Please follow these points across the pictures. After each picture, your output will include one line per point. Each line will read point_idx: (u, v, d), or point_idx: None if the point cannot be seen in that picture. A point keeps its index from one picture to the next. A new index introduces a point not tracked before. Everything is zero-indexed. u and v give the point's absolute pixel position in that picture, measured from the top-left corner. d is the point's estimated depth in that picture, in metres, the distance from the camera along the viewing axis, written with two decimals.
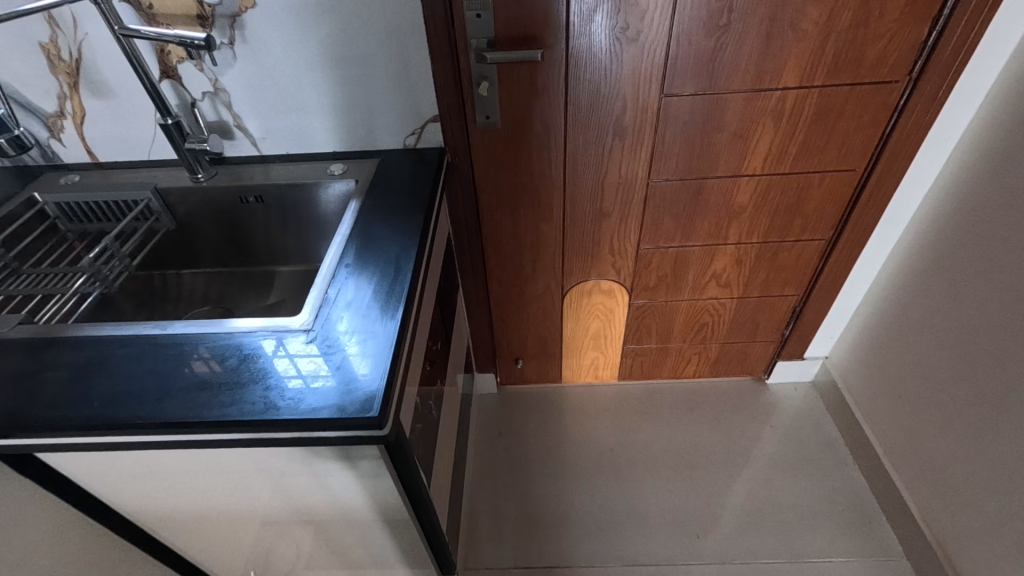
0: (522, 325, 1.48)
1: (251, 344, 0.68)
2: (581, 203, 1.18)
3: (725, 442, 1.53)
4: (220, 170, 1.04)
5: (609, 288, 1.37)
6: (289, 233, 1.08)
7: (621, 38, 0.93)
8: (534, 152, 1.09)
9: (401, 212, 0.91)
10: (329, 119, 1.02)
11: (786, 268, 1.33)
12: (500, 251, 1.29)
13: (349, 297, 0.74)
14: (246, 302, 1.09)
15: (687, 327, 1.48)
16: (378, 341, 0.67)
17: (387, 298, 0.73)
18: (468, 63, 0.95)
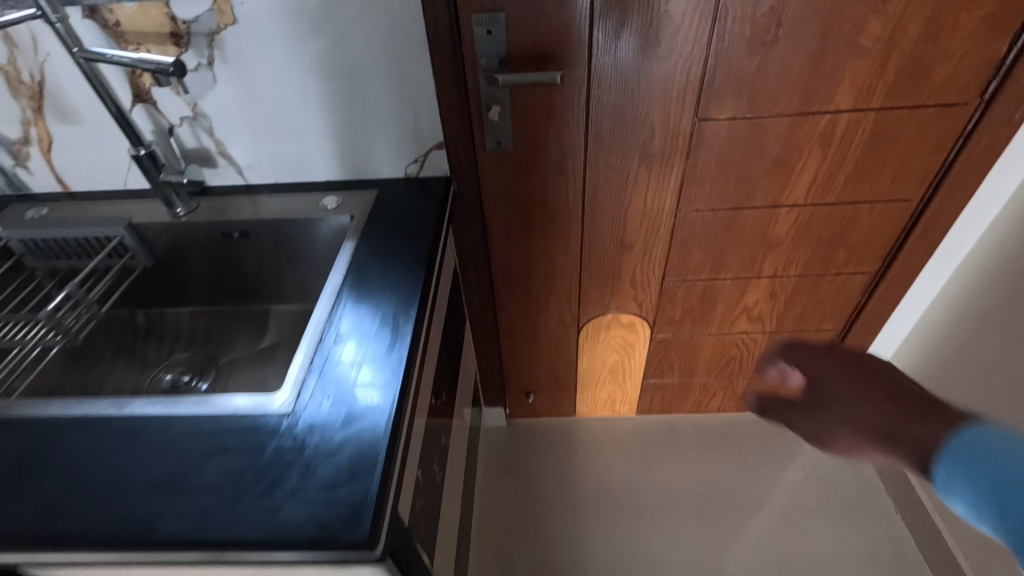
0: (534, 359, 1.37)
1: (220, 429, 0.58)
2: (602, 234, 1.07)
3: (753, 485, 1.42)
4: (202, 203, 0.94)
5: (631, 322, 1.25)
6: (280, 271, 0.98)
7: (652, 56, 0.82)
8: (550, 181, 0.98)
9: (400, 256, 0.80)
10: (321, 145, 0.92)
11: (825, 302, 1.21)
12: (511, 284, 1.18)
13: (345, 330, 0.68)
14: (238, 345, 0.98)
15: (713, 362, 1.37)
16: (378, 414, 0.58)
17: (384, 365, 0.63)
18: (477, 85, 0.84)
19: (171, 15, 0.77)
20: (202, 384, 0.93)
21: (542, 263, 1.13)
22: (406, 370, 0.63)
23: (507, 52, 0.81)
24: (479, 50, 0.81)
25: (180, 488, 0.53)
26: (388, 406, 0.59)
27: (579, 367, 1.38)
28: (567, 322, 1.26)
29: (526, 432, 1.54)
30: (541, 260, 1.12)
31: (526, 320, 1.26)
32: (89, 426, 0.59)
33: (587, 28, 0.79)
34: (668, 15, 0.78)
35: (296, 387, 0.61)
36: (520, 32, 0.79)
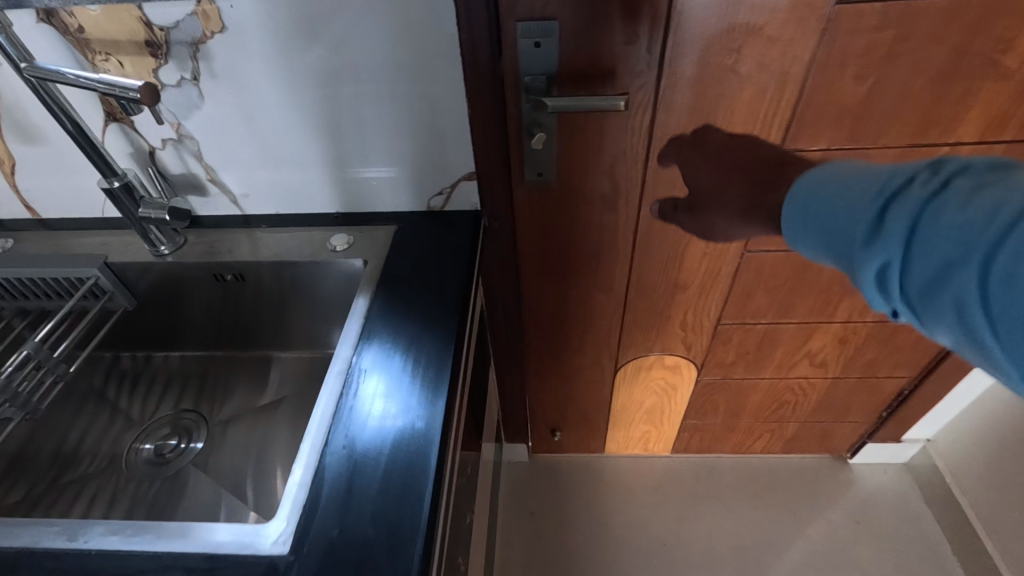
0: (564, 398, 1.24)
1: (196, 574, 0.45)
2: (653, 274, 0.92)
3: (802, 539, 1.29)
4: (190, 237, 0.81)
5: (677, 365, 1.11)
6: (281, 315, 0.84)
7: (739, 76, 0.66)
8: (597, 216, 0.83)
9: (423, 319, 0.66)
10: (330, 173, 0.78)
11: (900, 348, 1.06)
12: (543, 323, 1.04)
13: (354, 418, 0.56)
14: (236, 399, 0.86)
15: (764, 405, 1.23)
16: (408, 546, 0.47)
17: (407, 474, 0.51)
18: (517, 108, 0.69)
19: (145, 20, 0.62)
20: (194, 445, 0.82)
21: (580, 303, 0.99)
22: (436, 492, 0.50)
23: (558, 69, 0.66)
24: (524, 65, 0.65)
25: None
26: (418, 526, 0.48)
27: (613, 407, 1.25)
28: (604, 363, 1.12)
29: (549, 469, 1.42)
30: (578, 300, 0.98)
31: (557, 359, 1.13)
32: (35, 562, 0.46)
33: (660, 41, 0.63)
34: (764, 26, 0.62)
35: (295, 512, 0.49)
36: (576, 45, 0.64)
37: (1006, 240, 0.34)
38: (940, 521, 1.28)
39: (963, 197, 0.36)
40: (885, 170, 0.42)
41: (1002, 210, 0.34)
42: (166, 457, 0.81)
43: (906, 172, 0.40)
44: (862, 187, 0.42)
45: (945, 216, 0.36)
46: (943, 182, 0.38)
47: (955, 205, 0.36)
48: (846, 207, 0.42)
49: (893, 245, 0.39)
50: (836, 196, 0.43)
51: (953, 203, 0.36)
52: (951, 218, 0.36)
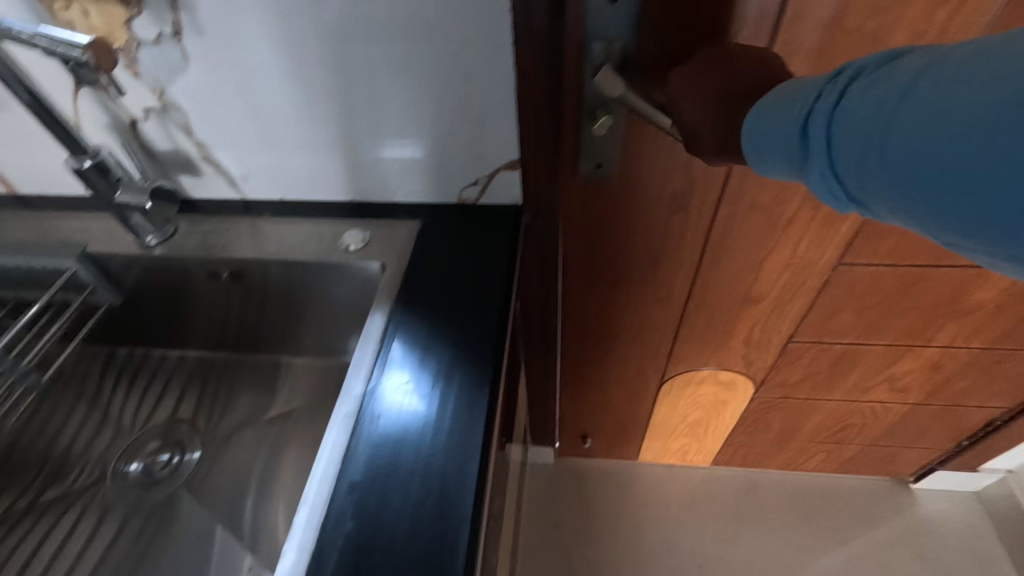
0: (599, 407, 1.11)
1: None
2: (721, 285, 0.78)
3: (855, 571, 1.17)
4: (182, 226, 0.69)
5: (733, 380, 0.98)
6: (287, 319, 0.73)
7: (881, 46, 0.52)
8: (662, 220, 0.69)
9: (452, 347, 0.54)
10: (342, 156, 0.64)
11: (1003, 377, 0.91)
12: (584, 331, 0.91)
13: (364, 465, 0.46)
14: (240, 409, 0.77)
15: (825, 427, 1.09)
16: None
17: (433, 549, 0.41)
18: (577, 84, 0.55)
19: None
20: (190, 457, 0.73)
21: (629, 313, 0.85)
22: None
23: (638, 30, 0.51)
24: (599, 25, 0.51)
25: None
26: None
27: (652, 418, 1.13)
28: (650, 374, 0.99)
29: (577, 474, 1.32)
30: (627, 309, 0.84)
31: (596, 369, 1.00)
32: None
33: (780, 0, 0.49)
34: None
35: None
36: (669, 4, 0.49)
37: (909, 121, 0.29)
38: (1014, 563, 1.15)
39: (868, 89, 0.32)
40: (801, 87, 0.37)
41: (893, 99, 0.30)
42: (158, 475, 0.72)
43: (813, 83, 0.36)
44: (778, 105, 0.37)
45: (851, 115, 0.32)
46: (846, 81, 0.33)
47: (859, 102, 0.32)
48: (768, 126, 0.37)
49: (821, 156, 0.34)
50: (757, 119, 0.38)
51: (860, 98, 0.32)
52: (858, 118, 0.32)
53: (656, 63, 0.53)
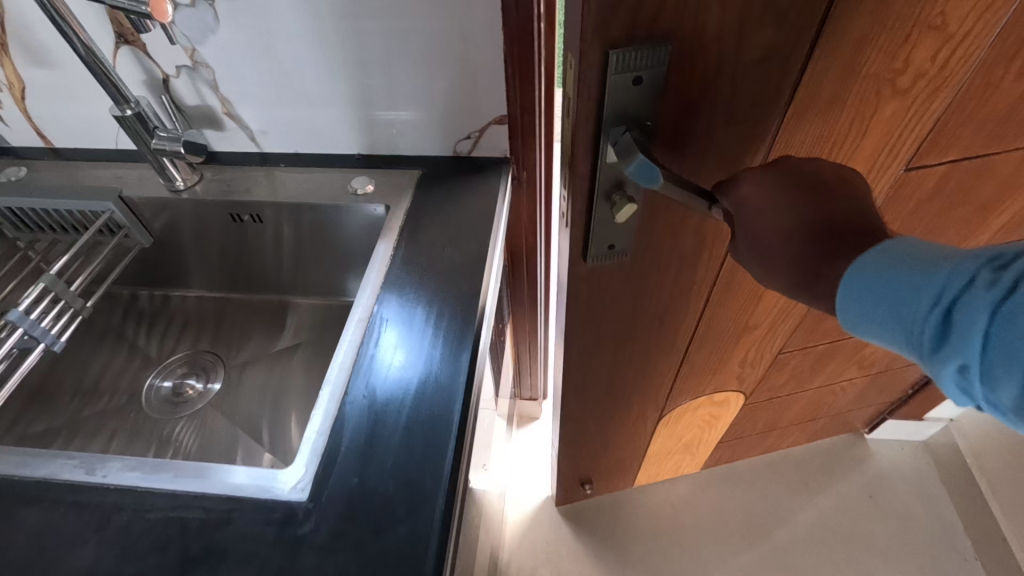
0: (601, 452, 1.11)
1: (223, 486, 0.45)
2: (721, 324, 0.81)
3: (812, 513, 1.29)
4: (207, 174, 0.78)
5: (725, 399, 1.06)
6: (299, 262, 0.82)
7: (890, 87, 0.50)
8: (669, 281, 0.68)
9: (445, 270, 0.63)
10: (350, 111, 0.73)
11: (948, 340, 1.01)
12: (591, 392, 0.90)
13: (378, 365, 0.54)
14: (252, 343, 0.85)
15: (808, 410, 1.20)
16: (423, 477, 0.46)
17: (432, 413, 0.50)
18: (588, 166, 0.52)
19: None
20: (212, 386, 0.82)
21: (636, 365, 0.85)
22: (459, 449, 0.48)
23: (662, 113, 0.47)
24: (621, 107, 0.46)
25: None
26: (438, 459, 0.47)
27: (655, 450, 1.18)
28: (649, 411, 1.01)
29: (575, 515, 1.31)
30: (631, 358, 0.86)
31: (600, 421, 1.00)
32: (53, 494, 0.45)
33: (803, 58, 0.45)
34: (940, 20, 0.45)
35: (314, 459, 0.47)
36: (689, 82, 0.45)
37: None
38: (954, 500, 1.28)
39: None
40: (947, 260, 0.35)
41: None
42: (183, 396, 0.81)
43: (970, 258, 0.34)
44: (920, 267, 0.36)
45: (1020, 325, 0.30)
46: (1013, 279, 0.31)
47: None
48: (898, 293, 0.36)
49: (962, 348, 0.33)
50: (884, 276, 0.37)
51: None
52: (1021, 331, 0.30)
53: (676, 138, 0.49)
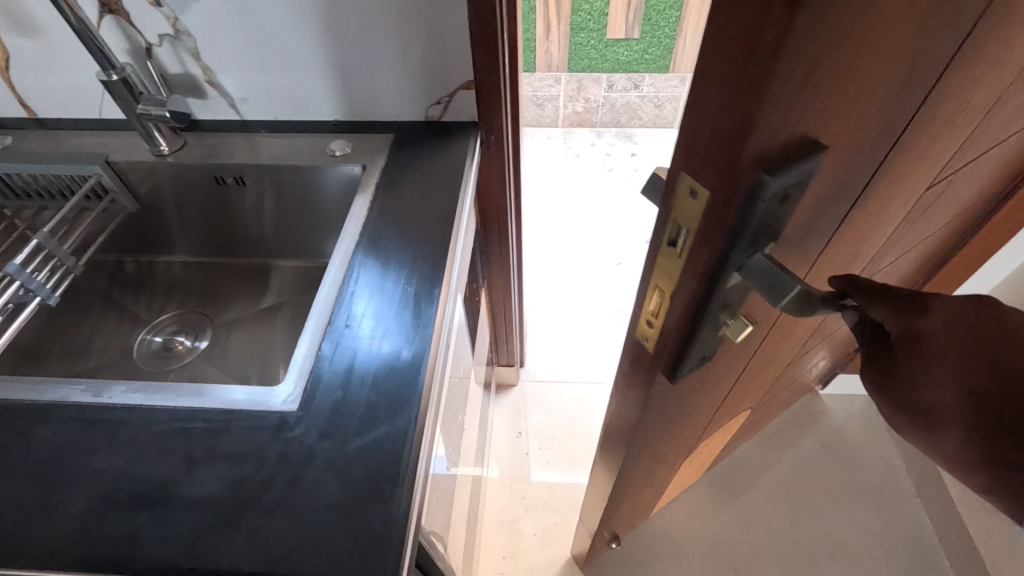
0: (633, 507, 0.97)
1: (220, 404, 0.50)
2: (758, 366, 0.70)
3: (771, 464, 1.39)
4: (190, 140, 0.82)
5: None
6: (283, 225, 0.87)
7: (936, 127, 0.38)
8: (731, 357, 0.54)
9: (419, 219, 0.68)
10: (326, 78, 0.78)
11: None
12: (634, 471, 0.74)
13: (357, 303, 0.59)
14: (237, 304, 0.90)
15: (791, 390, 1.23)
16: (401, 386, 0.52)
17: (408, 336, 0.56)
18: (692, 284, 0.37)
19: None
20: (200, 343, 0.86)
21: (681, 432, 0.71)
22: (433, 366, 0.54)
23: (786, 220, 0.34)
24: (760, 229, 0.32)
25: (166, 504, 0.44)
26: (414, 373, 0.53)
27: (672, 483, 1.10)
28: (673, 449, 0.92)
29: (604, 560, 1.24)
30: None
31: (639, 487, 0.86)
32: (62, 413, 0.50)
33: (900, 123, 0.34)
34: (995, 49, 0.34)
35: (302, 378, 0.52)
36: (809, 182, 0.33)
37: None
38: (897, 446, 1.39)
39: None
40: None
41: None
42: (173, 351, 0.85)
43: None
44: None
45: None
46: None
47: None
48: None
49: None
50: None
51: None
52: None
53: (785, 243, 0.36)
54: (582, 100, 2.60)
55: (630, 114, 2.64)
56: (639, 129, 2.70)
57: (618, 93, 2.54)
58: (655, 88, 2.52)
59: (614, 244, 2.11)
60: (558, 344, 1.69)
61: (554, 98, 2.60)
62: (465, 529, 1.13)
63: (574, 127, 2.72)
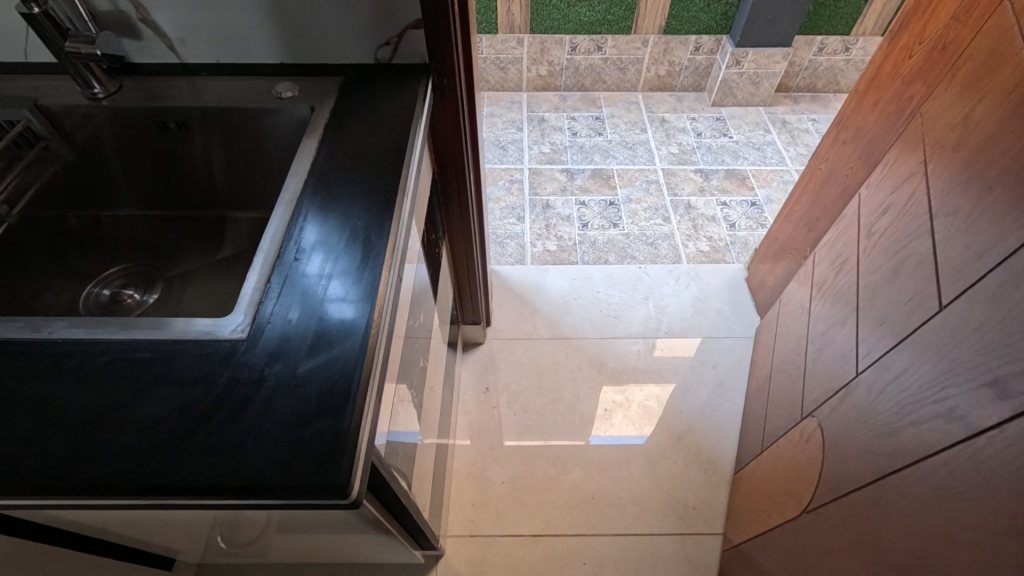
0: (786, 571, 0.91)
1: (166, 333, 0.50)
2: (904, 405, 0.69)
3: (724, 406, 1.47)
4: (126, 83, 0.79)
5: (803, 430, 0.97)
6: (233, 172, 0.86)
7: None
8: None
9: (368, 157, 0.68)
10: (267, 15, 0.76)
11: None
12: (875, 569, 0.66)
13: (308, 238, 0.59)
14: (191, 256, 0.88)
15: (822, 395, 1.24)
16: (353, 313, 0.52)
17: (360, 271, 0.55)
18: None
19: None
20: (149, 297, 0.83)
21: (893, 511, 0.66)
22: (384, 294, 0.54)
23: None
24: None
25: (113, 428, 0.45)
26: (366, 301, 0.53)
27: (767, 520, 1.01)
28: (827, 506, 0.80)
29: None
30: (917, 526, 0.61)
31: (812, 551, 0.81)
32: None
33: None
34: None
35: (252, 309, 0.52)
36: None
37: None
38: None
39: None
40: None
41: None
42: (121, 303, 0.82)
43: None
44: None
45: None
46: None
47: None
48: None
49: None
50: None
51: None
52: None
53: None
54: (546, 63, 2.57)
55: (593, 78, 2.64)
56: (603, 92, 2.70)
57: (582, 55, 2.54)
58: (618, 51, 2.53)
59: (577, 206, 2.13)
60: (525, 303, 1.71)
61: (518, 61, 2.56)
62: (433, 476, 1.16)
63: (538, 91, 2.70)
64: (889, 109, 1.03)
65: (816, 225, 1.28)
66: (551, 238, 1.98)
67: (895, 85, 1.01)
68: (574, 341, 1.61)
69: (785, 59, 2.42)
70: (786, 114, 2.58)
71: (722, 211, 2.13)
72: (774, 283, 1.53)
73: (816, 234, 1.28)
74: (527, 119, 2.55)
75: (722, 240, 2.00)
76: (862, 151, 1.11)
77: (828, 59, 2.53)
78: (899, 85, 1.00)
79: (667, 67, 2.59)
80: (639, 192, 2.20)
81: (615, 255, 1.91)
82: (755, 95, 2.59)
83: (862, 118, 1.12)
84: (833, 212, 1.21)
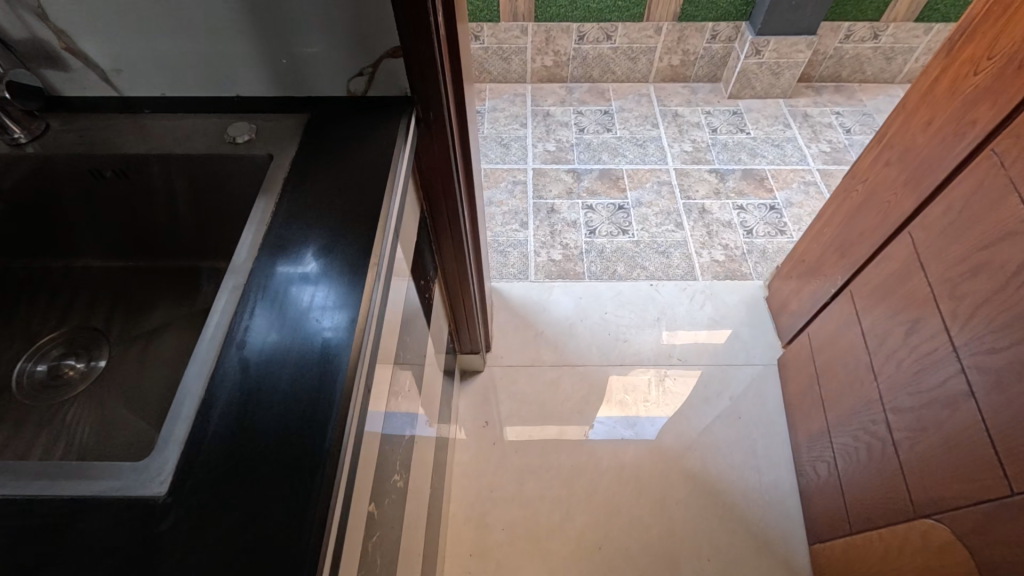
0: None
1: (67, 489, 0.39)
2: None
3: (742, 440, 1.37)
4: (55, 123, 0.67)
5: (931, 539, 0.84)
6: (189, 220, 0.74)
7: None
8: None
9: (334, 222, 0.56)
10: (217, 44, 0.64)
11: (888, 297, 0.98)
12: None
13: (253, 340, 0.48)
14: (160, 308, 0.76)
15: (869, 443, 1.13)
16: (305, 452, 0.42)
17: (316, 390, 0.45)
18: None
19: None
20: (97, 363, 0.71)
21: None
22: (345, 419, 0.44)
23: None
24: None
25: None
26: (320, 433, 0.43)
27: None
28: None
29: None
30: None
31: None
32: None
33: None
34: None
35: (178, 447, 0.42)
36: None
37: None
38: None
39: None
40: None
41: None
42: (62, 378, 0.70)
43: None
44: None
45: None
46: None
47: None
48: None
49: None
50: None
51: None
52: None
53: None
54: (551, 53, 2.41)
55: (602, 68, 2.48)
56: (612, 83, 2.54)
57: (590, 45, 2.37)
58: (628, 40, 2.36)
59: (584, 211, 2.00)
60: (528, 323, 1.60)
61: (522, 51, 2.40)
62: (427, 532, 1.07)
63: (543, 83, 2.54)
64: (945, 131, 0.89)
65: (850, 252, 1.15)
66: (556, 246, 1.86)
67: (954, 104, 0.87)
68: (580, 368, 1.50)
69: (809, 48, 2.25)
70: (808, 107, 2.41)
71: (739, 216, 1.99)
72: (799, 307, 1.40)
73: (849, 262, 1.15)
74: (531, 114, 2.40)
75: (739, 248, 1.86)
76: (906, 176, 0.98)
77: (856, 46, 2.35)
78: (960, 105, 0.86)
79: (681, 57, 2.42)
80: (651, 195, 2.06)
81: (624, 266, 1.78)
82: (776, 87, 2.41)
83: (910, 136, 0.98)
84: (870, 241, 1.08)
